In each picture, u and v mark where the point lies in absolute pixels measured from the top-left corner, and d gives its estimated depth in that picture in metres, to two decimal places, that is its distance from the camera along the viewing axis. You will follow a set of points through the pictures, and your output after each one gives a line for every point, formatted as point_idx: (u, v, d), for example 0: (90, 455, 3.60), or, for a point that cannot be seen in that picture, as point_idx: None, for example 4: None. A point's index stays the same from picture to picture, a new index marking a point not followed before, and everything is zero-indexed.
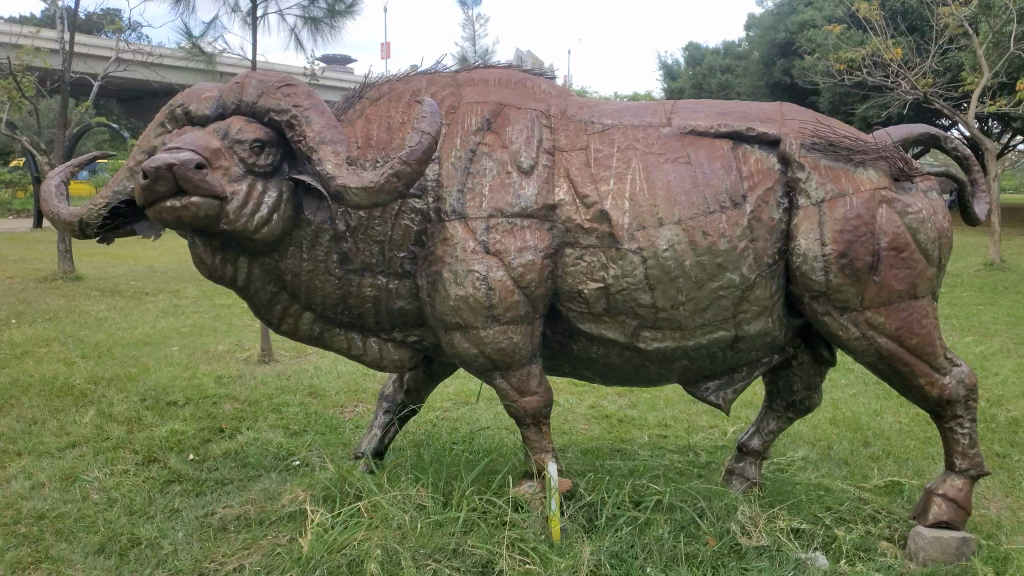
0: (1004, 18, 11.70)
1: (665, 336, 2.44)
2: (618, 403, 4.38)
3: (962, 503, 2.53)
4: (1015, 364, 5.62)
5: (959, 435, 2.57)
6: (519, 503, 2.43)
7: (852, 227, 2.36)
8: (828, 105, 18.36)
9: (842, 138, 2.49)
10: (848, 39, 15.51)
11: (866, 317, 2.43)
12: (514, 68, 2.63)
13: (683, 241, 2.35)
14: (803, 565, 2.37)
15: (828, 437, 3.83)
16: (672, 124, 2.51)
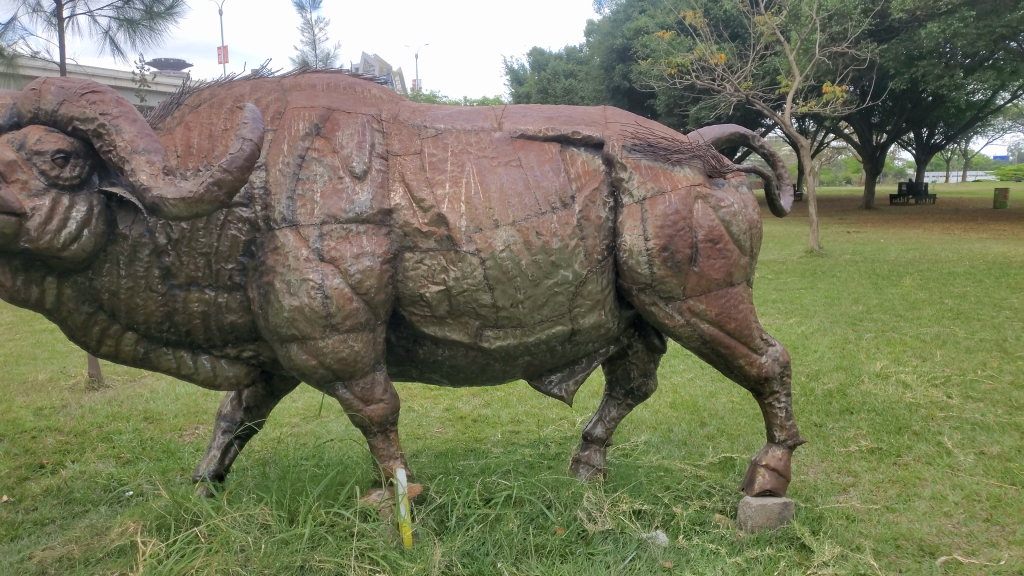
0: (809, 27, 12.88)
1: (507, 334, 2.50)
2: (472, 404, 4.42)
3: (782, 472, 2.77)
4: (830, 341, 6.19)
5: (777, 409, 2.81)
6: (368, 513, 2.41)
7: (671, 222, 2.51)
8: (664, 106, 19.43)
9: (660, 139, 2.64)
10: (679, 45, 16.49)
11: (689, 306, 2.60)
12: (343, 73, 2.60)
13: (518, 241, 2.40)
14: (645, 543, 2.50)
15: (668, 421, 4.06)
16: (503, 127, 2.56)
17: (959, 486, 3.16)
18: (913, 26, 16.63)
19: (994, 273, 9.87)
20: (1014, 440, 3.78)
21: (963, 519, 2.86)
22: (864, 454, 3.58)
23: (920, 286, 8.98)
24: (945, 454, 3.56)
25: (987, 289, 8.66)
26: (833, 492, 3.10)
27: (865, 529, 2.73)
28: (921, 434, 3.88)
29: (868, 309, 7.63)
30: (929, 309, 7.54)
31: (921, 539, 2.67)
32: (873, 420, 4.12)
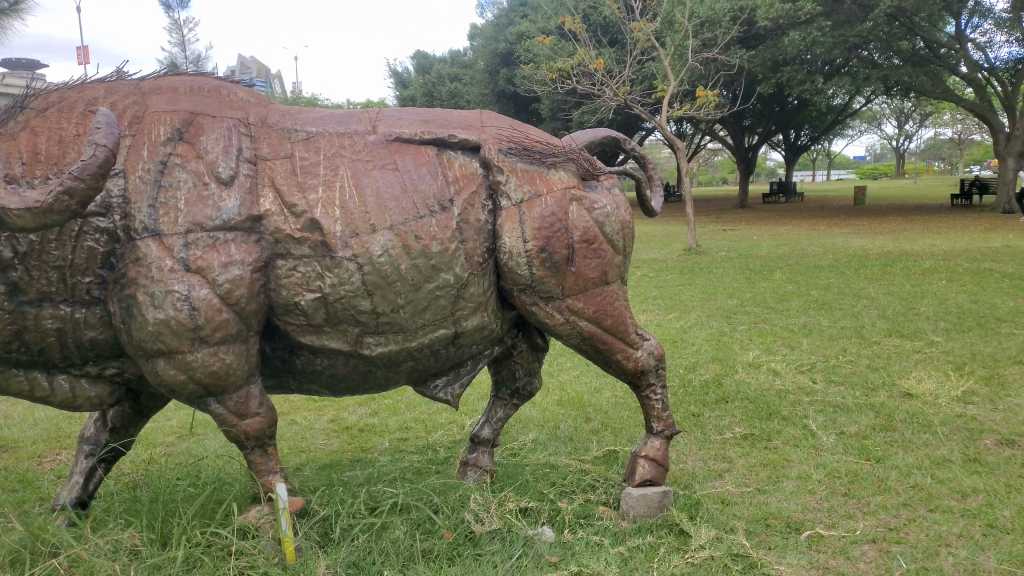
0: (682, 34, 13.44)
1: (388, 340, 2.47)
2: (359, 413, 4.34)
3: (660, 461, 2.87)
4: (707, 334, 6.48)
5: (654, 401, 2.91)
6: (247, 530, 2.33)
7: (548, 224, 2.56)
8: (549, 111, 19.96)
9: (534, 142, 2.69)
10: (560, 50, 16.83)
11: (568, 304, 2.66)
12: (207, 77, 2.50)
13: (397, 245, 2.37)
14: (531, 540, 2.54)
15: (555, 418, 4.13)
16: (378, 130, 2.53)
17: (822, 464, 3.39)
18: (776, 35, 17.74)
19: (854, 265, 10.61)
20: (869, 419, 4.09)
21: (825, 495, 3.07)
22: (738, 440, 3.78)
23: (789, 279, 9.55)
24: (810, 435, 3.81)
25: (847, 281, 9.31)
26: (709, 478, 3.25)
27: (738, 511, 2.88)
28: (788, 418, 4.13)
29: (742, 303, 8.03)
30: (796, 301, 8.03)
31: (788, 517, 2.84)
32: (746, 407, 4.36)
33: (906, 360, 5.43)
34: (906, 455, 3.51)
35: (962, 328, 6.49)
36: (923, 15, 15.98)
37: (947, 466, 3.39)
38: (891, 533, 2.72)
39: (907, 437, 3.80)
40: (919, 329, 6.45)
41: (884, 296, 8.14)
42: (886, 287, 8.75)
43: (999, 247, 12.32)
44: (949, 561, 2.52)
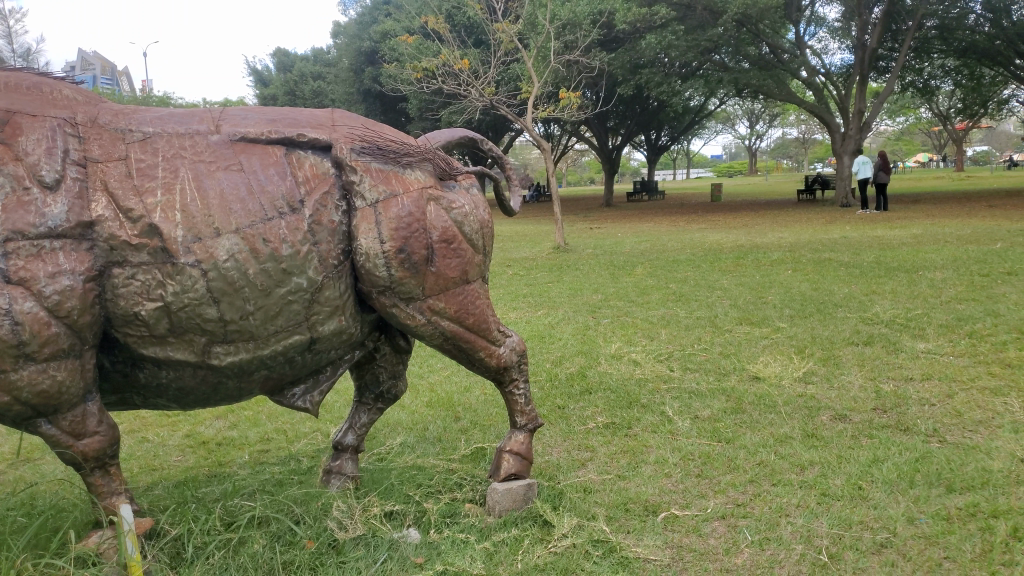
0: (543, 36, 13.74)
1: (238, 349, 2.38)
2: (216, 427, 4.15)
3: (524, 455, 2.91)
4: (574, 329, 6.66)
5: (517, 396, 2.95)
6: (87, 558, 2.19)
7: (405, 224, 2.54)
8: (416, 110, 19.90)
9: (389, 142, 2.66)
10: (425, 50, 16.78)
11: (429, 305, 2.65)
12: (25, 73, 2.32)
13: (244, 249, 2.28)
14: (396, 543, 2.52)
15: (424, 419, 4.11)
16: (221, 131, 2.42)
17: (678, 448, 3.57)
18: (635, 38, 18.55)
19: (709, 259, 11.20)
20: (721, 402, 4.35)
21: (680, 477, 3.23)
22: (601, 430, 3.90)
23: (650, 274, 9.96)
24: (667, 421, 4.00)
25: (704, 274, 9.84)
26: (573, 468, 3.35)
27: (599, 499, 2.98)
28: (648, 406, 4.32)
29: (606, 298, 8.30)
30: (656, 294, 8.39)
31: (646, 500, 2.97)
32: (608, 397, 4.51)
33: (755, 346, 5.81)
34: (753, 434, 3.76)
35: (804, 314, 7.02)
36: (767, 22, 17.15)
37: (788, 442, 3.65)
38: (739, 509, 2.90)
39: (754, 417, 4.07)
40: (766, 317, 6.92)
41: (736, 287, 8.67)
42: (738, 278, 9.31)
43: (837, 238, 13.41)
44: (789, 530, 2.72)
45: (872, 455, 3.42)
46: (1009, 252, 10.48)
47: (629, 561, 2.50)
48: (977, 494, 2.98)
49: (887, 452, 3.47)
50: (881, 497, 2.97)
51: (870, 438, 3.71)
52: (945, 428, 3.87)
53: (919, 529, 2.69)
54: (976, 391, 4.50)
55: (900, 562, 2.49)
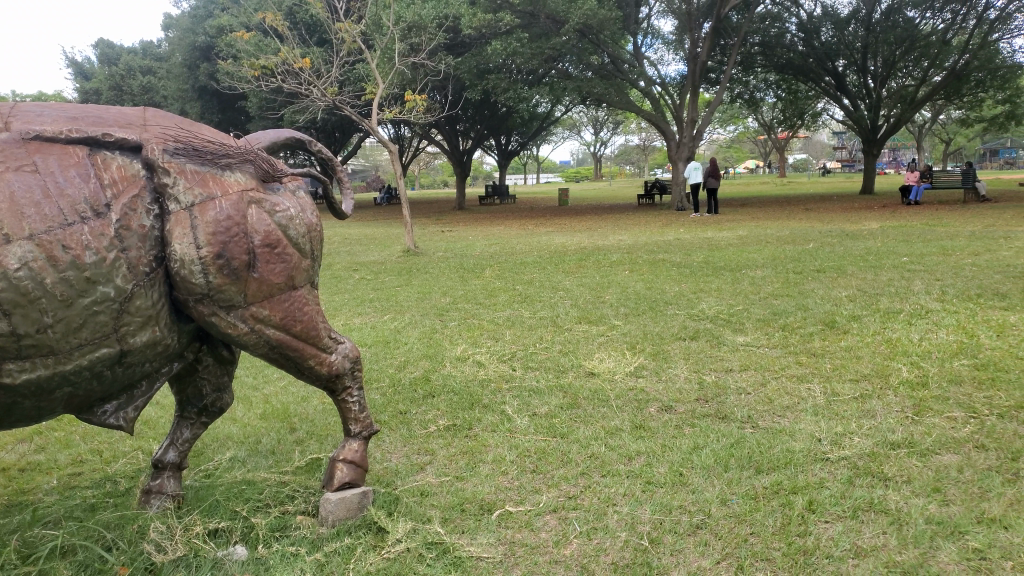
0: (387, 37, 13.61)
1: (36, 366, 2.19)
2: (19, 451, 3.79)
3: (359, 463, 2.86)
4: (420, 332, 6.66)
5: (351, 404, 2.88)
6: None
7: (224, 228, 2.44)
8: (256, 108, 19.10)
9: (205, 143, 2.55)
10: (264, 48, 16.17)
11: (252, 312, 2.56)
12: None
13: (40, 257, 2.10)
14: (219, 561, 2.44)
15: (256, 432, 3.96)
16: (12, 128, 2.20)
17: (515, 446, 3.66)
18: (481, 43, 18.83)
19: (555, 261, 11.55)
20: (558, 399, 4.50)
21: (516, 474, 3.31)
22: (441, 432, 3.92)
23: (498, 276, 10.13)
24: (506, 420, 4.08)
25: (548, 275, 10.15)
26: (411, 473, 3.35)
27: (436, 501, 3.00)
28: (489, 406, 4.40)
29: (454, 300, 8.35)
30: (502, 295, 8.55)
31: (482, 499, 3.01)
32: (450, 399, 4.54)
33: (592, 343, 6.06)
34: (586, 428, 3.91)
35: (638, 312, 7.39)
36: (606, 33, 17.99)
37: (618, 434, 3.83)
38: (569, 501, 3.01)
39: (588, 412, 4.24)
40: (603, 315, 7.24)
41: (578, 287, 8.99)
42: (580, 279, 9.67)
43: (671, 240, 14.23)
44: (614, 519, 2.85)
45: (693, 443, 3.66)
46: (819, 251, 11.56)
47: (462, 560, 2.54)
48: (781, 474, 3.27)
49: (706, 440, 3.72)
50: (699, 482, 3.19)
51: (692, 426, 3.98)
52: (758, 414, 4.21)
53: (730, 509, 2.91)
54: (785, 379, 4.94)
55: (712, 541, 2.68)
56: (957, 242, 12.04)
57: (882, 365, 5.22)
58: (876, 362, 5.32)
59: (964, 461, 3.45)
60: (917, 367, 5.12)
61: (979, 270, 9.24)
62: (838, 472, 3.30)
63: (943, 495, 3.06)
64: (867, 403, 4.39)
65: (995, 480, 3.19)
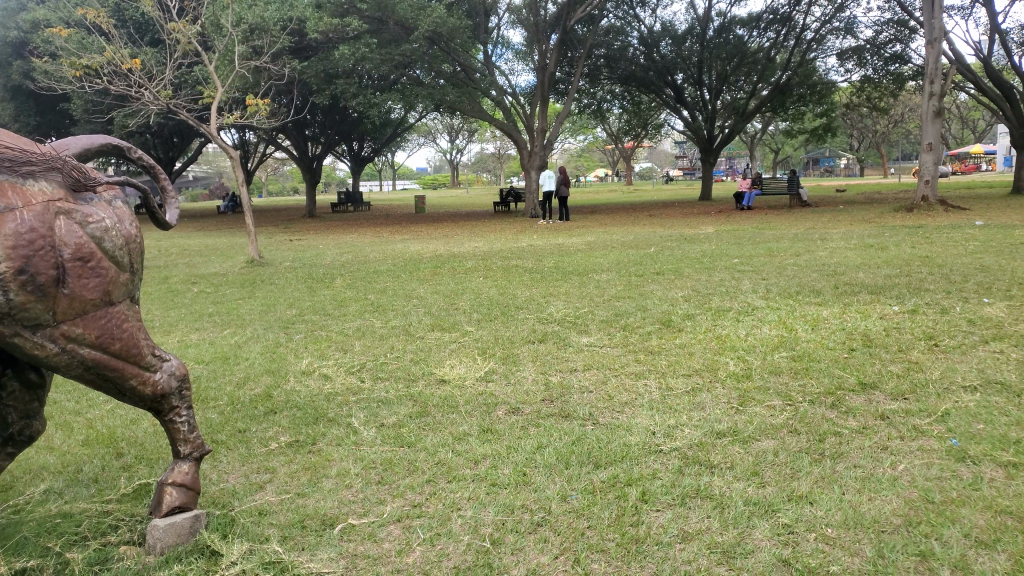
0: (226, 39, 13.04)
1: None
2: None
3: (190, 485, 2.72)
4: (263, 347, 6.42)
5: (179, 424, 2.73)
6: None
7: (24, 240, 2.25)
8: (80, 110, 17.69)
9: (3, 148, 2.34)
10: (87, 45, 15.01)
11: (62, 331, 2.36)
12: None
13: None
14: None
15: (77, 460, 3.67)
16: None
17: (360, 458, 3.61)
18: (328, 48, 18.43)
19: (408, 268, 11.50)
20: (407, 408, 4.48)
21: (360, 487, 3.27)
22: (283, 449, 3.81)
23: (348, 285, 9.95)
24: (352, 433, 4.02)
25: (401, 283, 10.10)
26: (250, 492, 3.23)
27: (274, 519, 2.93)
28: (335, 419, 4.31)
29: (301, 312, 8.10)
30: (353, 305, 8.40)
31: (324, 514, 2.96)
32: (294, 415, 4.41)
33: (443, 350, 6.08)
34: (433, 435, 3.93)
35: (489, 317, 7.50)
36: (456, 41, 18.19)
37: (465, 439, 3.87)
38: (414, 509, 3.01)
39: (436, 419, 4.25)
40: (455, 322, 7.28)
41: (431, 295, 9.00)
42: (433, 286, 9.69)
43: (524, 246, 14.53)
44: (458, 523, 2.89)
45: (537, 442, 3.77)
46: (661, 254, 12.21)
47: None
48: (618, 467, 3.44)
49: (550, 439, 3.84)
50: (541, 481, 3.28)
51: (537, 427, 4.09)
52: (599, 411, 4.40)
53: (569, 505, 3.03)
54: (625, 376, 5.18)
55: (551, 537, 2.78)
56: (781, 244, 13.12)
57: (711, 360, 5.59)
58: (707, 357, 5.69)
59: (780, 444, 3.77)
60: (742, 361, 5.54)
61: (799, 269, 10.11)
62: (669, 463, 3.51)
63: (761, 477, 3.33)
64: (698, 396, 4.70)
65: (805, 461, 3.51)
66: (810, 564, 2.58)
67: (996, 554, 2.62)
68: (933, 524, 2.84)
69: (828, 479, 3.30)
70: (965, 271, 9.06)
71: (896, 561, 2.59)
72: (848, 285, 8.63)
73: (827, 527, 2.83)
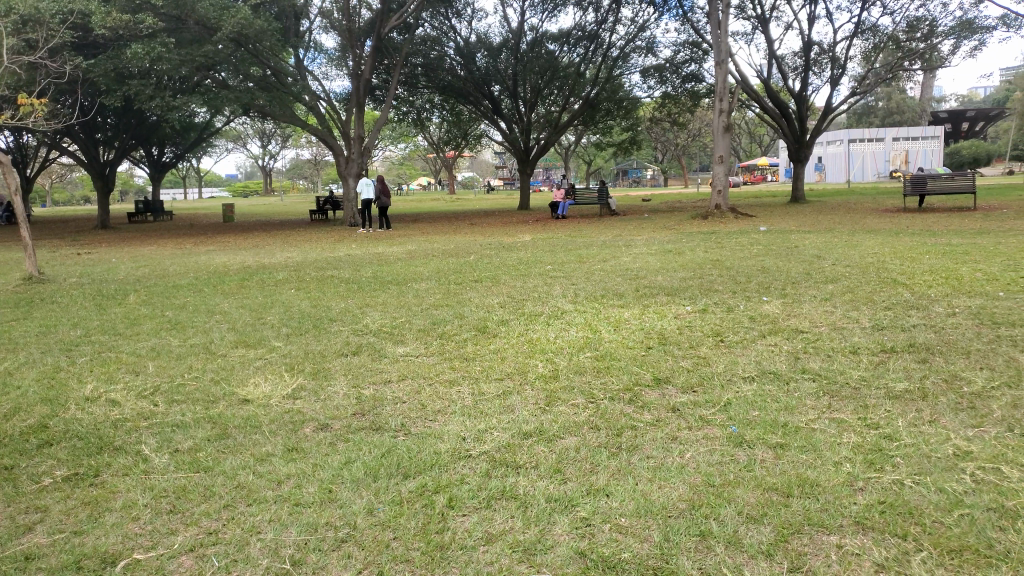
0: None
1: None
2: None
3: None
4: (40, 373, 5.78)
5: None
6: None
7: None
8: None
9: None
10: None
11: None
12: None
13: None
14: None
15: None
16: None
17: (150, 487, 3.36)
18: (118, 45, 16.99)
19: (212, 282, 10.86)
20: (206, 431, 4.22)
21: (149, 517, 3.04)
22: (59, 484, 3.45)
23: (144, 301, 9.23)
24: (141, 461, 3.73)
25: (204, 297, 9.53)
26: (16, 535, 2.91)
27: (45, 564, 2.68)
28: (122, 448, 3.97)
29: (86, 333, 7.39)
30: (148, 323, 7.80)
31: (105, 552, 2.75)
32: (73, 446, 4.01)
33: (248, 368, 5.80)
34: (234, 458, 3.73)
35: (299, 331, 7.24)
36: (265, 43, 17.52)
37: (268, 460, 3.71)
38: (208, 537, 2.86)
39: (238, 441, 4.04)
40: (262, 337, 6.97)
41: (237, 309, 8.56)
42: (240, 300, 9.21)
43: (341, 256, 14.22)
44: (257, 546, 2.78)
45: (344, 458, 3.69)
46: (478, 262, 12.44)
47: None
48: (425, 476, 3.45)
49: (358, 453, 3.78)
50: (347, 496, 3.22)
51: (346, 442, 4.00)
52: (410, 421, 4.39)
53: (375, 518, 3.00)
54: (438, 384, 5.21)
55: (355, 551, 2.75)
56: (591, 250, 13.82)
57: (522, 363, 5.77)
58: (518, 360, 5.87)
59: (581, 441, 3.96)
60: (550, 363, 5.76)
61: (606, 274, 10.68)
62: (477, 467, 3.57)
63: (562, 474, 3.47)
64: (508, 399, 4.82)
65: (603, 455, 3.71)
66: (603, 553, 2.73)
67: (762, 527, 2.92)
68: (712, 505, 3.10)
69: (623, 471, 3.50)
70: (748, 273, 10.02)
71: (679, 543, 2.80)
72: (647, 287, 9.26)
73: (620, 517, 3.00)
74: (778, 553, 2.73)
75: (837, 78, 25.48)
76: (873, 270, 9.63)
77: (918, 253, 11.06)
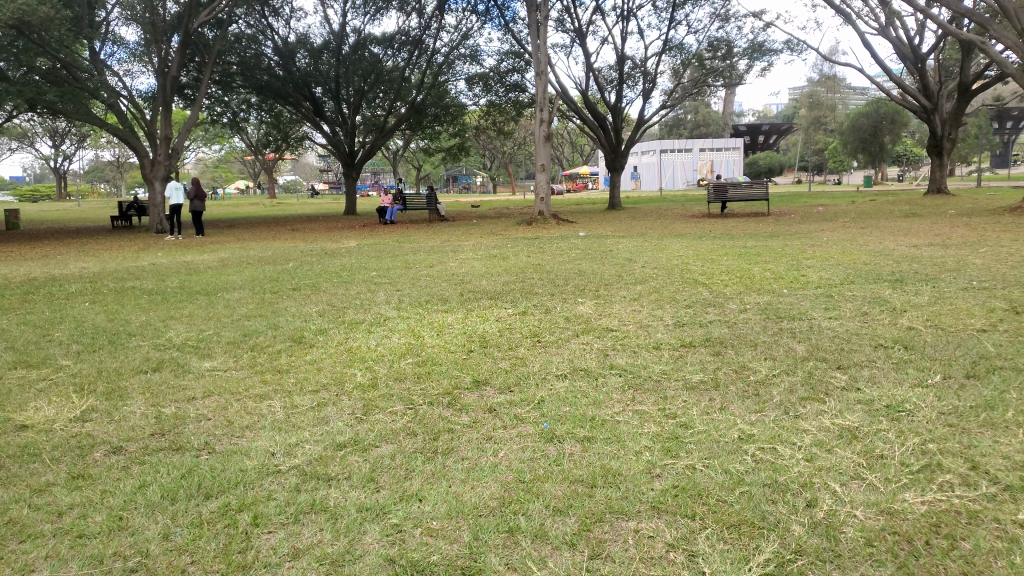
0: None
1: None
2: None
3: None
4: None
5: None
6: None
7: None
8: None
9: None
10: None
11: None
12: None
13: None
14: None
15: None
16: None
17: None
18: None
19: None
20: None
21: None
22: None
23: None
24: None
25: None
26: None
27: None
28: None
29: None
30: None
31: None
32: None
33: (29, 391, 5.22)
34: (5, 491, 3.35)
35: (93, 347, 6.63)
36: (53, 32, 15.92)
37: (47, 490, 3.37)
38: None
39: (12, 472, 3.63)
40: (47, 356, 6.31)
41: (18, 326, 7.69)
42: (23, 316, 8.28)
43: (146, 265, 13.21)
44: None
45: (138, 482, 3.43)
46: (298, 270, 12.03)
47: None
48: (229, 495, 3.28)
49: (154, 475, 3.52)
50: (139, 522, 2.99)
51: (140, 464, 3.71)
52: (216, 439, 4.15)
53: (170, 543, 2.82)
54: (248, 399, 4.97)
55: None
56: (416, 256, 13.80)
57: (340, 373, 5.64)
58: (335, 370, 5.73)
59: (397, 448, 3.94)
60: (369, 370, 5.68)
61: (431, 279, 10.70)
62: (286, 482, 3.44)
63: (375, 482, 3.43)
64: (323, 410, 4.69)
65: (418, 460, 3.71)
66: (413, 558, 2.73)
67: (567, 519, 3.05)
68: (522, 501, 3.20)
69: (437, 474, 3.52)
70: (566, 276, 10.44)
71: (487, 541, 2.87)
72: (470, 292, 9.39)
73: (432, 520, 3.01)
74: (580, 542, 2.86)
75: (649, 92, 27.21)
76: (677, 271, 10.38)
77: (717, 255, 12.06)
